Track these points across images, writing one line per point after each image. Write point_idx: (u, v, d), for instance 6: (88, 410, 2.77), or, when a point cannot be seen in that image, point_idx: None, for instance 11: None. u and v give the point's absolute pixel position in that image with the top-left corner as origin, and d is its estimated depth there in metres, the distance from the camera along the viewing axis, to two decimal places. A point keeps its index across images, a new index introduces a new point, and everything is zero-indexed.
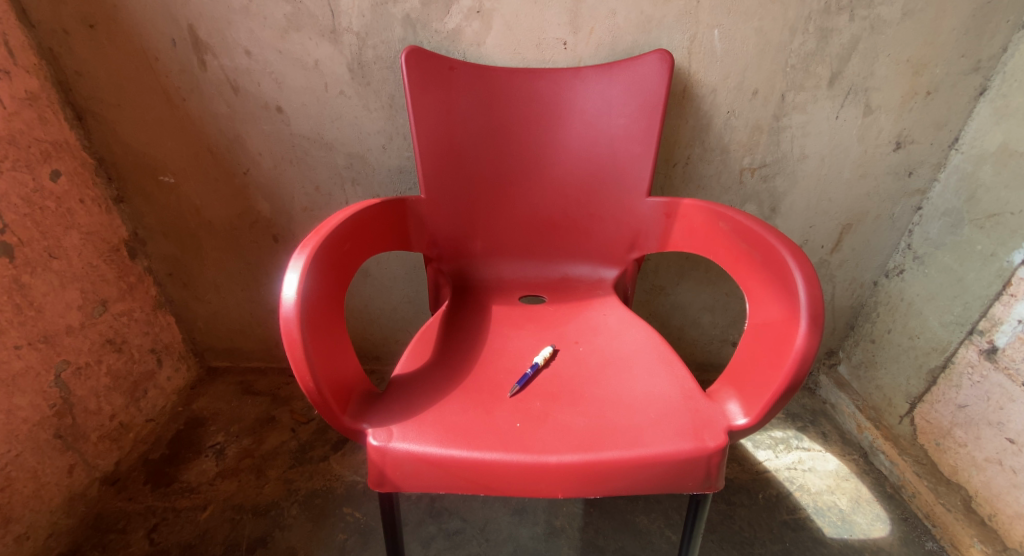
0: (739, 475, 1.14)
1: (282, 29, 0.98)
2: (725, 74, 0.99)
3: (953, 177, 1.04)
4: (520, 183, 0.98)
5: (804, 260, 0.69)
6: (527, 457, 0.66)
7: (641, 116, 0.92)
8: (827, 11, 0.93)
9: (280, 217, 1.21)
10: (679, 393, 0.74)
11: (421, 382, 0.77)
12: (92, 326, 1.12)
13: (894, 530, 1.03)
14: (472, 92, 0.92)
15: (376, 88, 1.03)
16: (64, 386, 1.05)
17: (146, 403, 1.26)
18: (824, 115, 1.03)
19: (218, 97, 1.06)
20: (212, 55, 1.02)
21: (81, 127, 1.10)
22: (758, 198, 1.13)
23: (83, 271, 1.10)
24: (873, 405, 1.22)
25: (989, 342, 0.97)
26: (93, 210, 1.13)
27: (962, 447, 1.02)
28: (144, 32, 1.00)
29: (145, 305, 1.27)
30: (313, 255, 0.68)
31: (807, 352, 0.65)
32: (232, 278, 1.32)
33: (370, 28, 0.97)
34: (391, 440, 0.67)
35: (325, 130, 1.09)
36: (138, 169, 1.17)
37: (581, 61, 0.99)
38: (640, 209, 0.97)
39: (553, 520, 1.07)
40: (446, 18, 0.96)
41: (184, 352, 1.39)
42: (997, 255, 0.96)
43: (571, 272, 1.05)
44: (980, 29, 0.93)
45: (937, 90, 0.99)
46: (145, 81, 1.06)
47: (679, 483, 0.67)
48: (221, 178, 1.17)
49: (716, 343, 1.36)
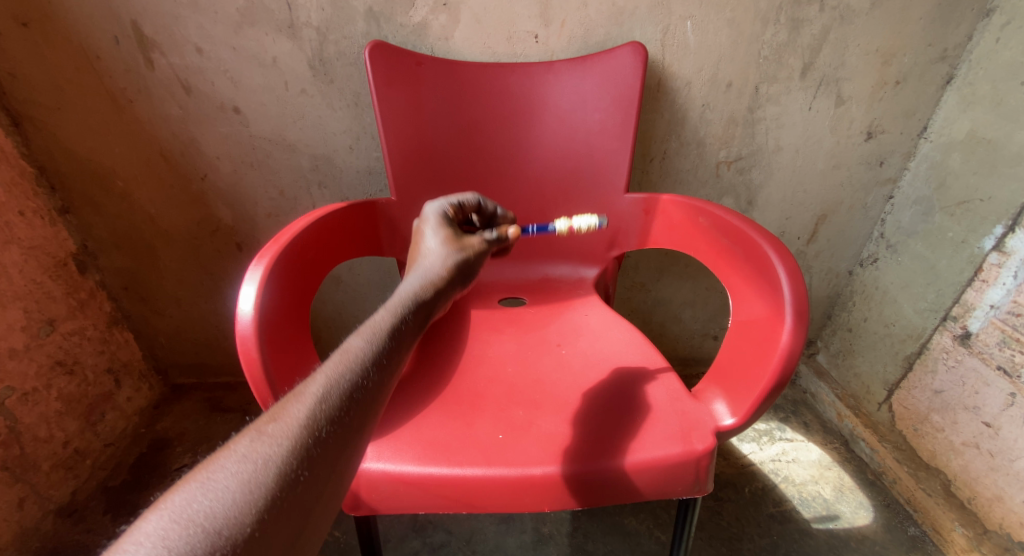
0: (725, 470, 1.13)
1: (235, 25, 0.92)
2: (699, 66, 0.98)
3: (923, 166, 1.05)
4: (494, 183, 0.95)
5: (786, 253, 0.68)
6: (510, 471, 0.63)
7: (616, 111, 0.90)
8: (797, 2, 0.92)
9: (243, 223, 1.15)
10: (668, 396, 0.72)
11: (397, 395, 0.73)
12: (38, 347, 1.04)
13: (877, 518, 1.03)
14: (442, 89, 0.88)
15: (340, 85, 0.98)
16: (9, 414, 0.98)
17: (104, 426, 1.18)
18: (798, 106, 1.02)
19: (169, 98, 0.99)
20: (160, 53, 0.95)
21: (17, 133, 1.02)
22: (735, 192, 1.12)
23: (26, 289, 1.01)
24: (851, 393, 1.23)
25: (962, 328, 0.98)
26: (34, 222, 1.04)
27: (940, 432, 1.03)
28: (83, 29, 0.93)
29: (99, 322, 1.18)
30: (271, 267, 0.63)
31: (794, 348, 0.64)
32: (194, 289, 1.25)
33: (330, 22, 0.92)
34: (365, 461, 0.63)
35: (288, 131, 1.03)
36: (85, 178, 1.09)
37: (554, 55, 0.96)
38: (620, 206, 0.95)
39: (541, 527, 1.04)
40: (411, 11, 0.91)
41: (144, 371, 1.31)
42: (968, 242, 0.97)
43: (550, 273, 1.02)
44: (947, 17, 0.94)
45: (905, 80, 0.99)
46: (87, 82, 0.98)
47: (668, 488, 0.65)
48: (177, 185, 1.10)
49: (697, 337, 1.36)
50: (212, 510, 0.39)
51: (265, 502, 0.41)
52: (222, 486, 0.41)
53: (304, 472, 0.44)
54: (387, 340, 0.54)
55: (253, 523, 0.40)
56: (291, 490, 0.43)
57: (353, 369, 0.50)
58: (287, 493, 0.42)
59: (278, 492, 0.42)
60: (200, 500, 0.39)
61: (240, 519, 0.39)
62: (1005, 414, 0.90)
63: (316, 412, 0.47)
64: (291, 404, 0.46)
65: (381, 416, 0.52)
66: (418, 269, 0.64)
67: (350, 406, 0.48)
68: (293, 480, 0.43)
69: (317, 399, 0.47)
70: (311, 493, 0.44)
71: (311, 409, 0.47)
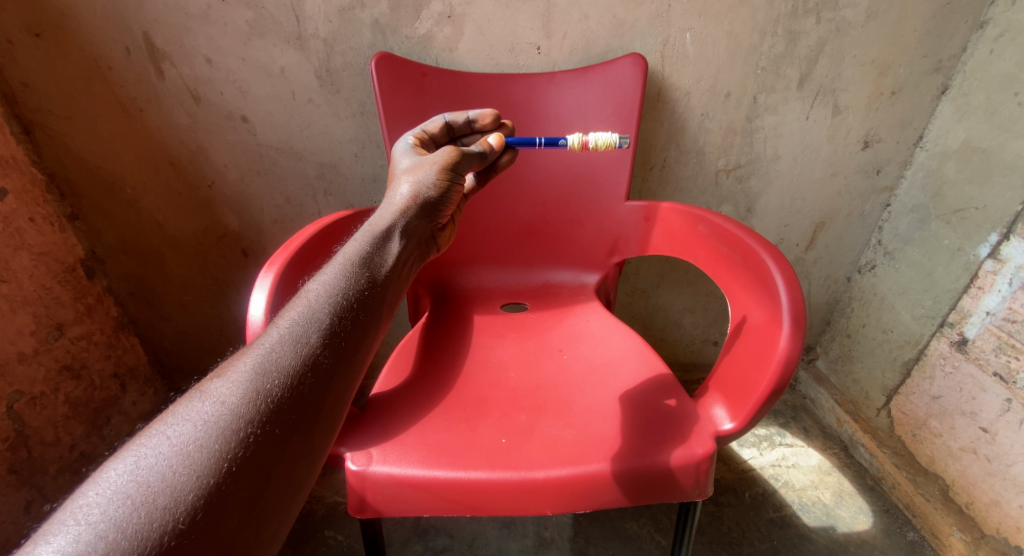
0: (725, 475, 1.14)
1: (244, 36, 0.94)
2: (698, 77, 1.00)
3: (919, 175, 1.07)
4: (497, 190, 0.97)
5: (783, 261, 0.69)
6: (513, 474, 0.64)
7: (617, 120, 0.91)
8: (793, 14, 0.94)
9: (249, 229, 1.17)
10: (672, 401, 0.73)
11: (402, 399, 0.74)
12: (47, 351, 1.05)
13: (876, 523, 1.04)
14: (446, 99, 0.90)
15: (346, 95, 1.00)
16: (17, 418, 0.99)
17: (109, 431, 1.19)
18: (796, 116, 1.04)
19: (178, 107, 1.01)
20: (170, 63, 0.97)
21: (29, 141, 1.03)
22: (734, 199, 1.14)
23: (35, 295, 1.03)
24: (850, 398, 1.24)
25: (959, 334, 0.99)
26: (44, 229, 1.06)
27: (938, 437, 1.04)
28: (95, 40, 0.95)
29: (106, 326, 1.20)
30: (280, 273, 0.65)
31: (792, 354, 0.65)
32: (200, 295, 1.27)
33: (337, 34, 0.94)
34: (371, 464, 0.64)
35: (294, 139, 1.05)
36: (94, 185, 1.10)
37: (556, 66, 0.98)
38: (620, 213, 0.96)
39: (542, 531, 1.05)
40: (416, 24, 0.93)
41: (149, 376, 1.32)
42: (963, 250, 0.98)
43: (552, 278, 1.03)
44: (941, 29, 0.96)
45: (901, 90, 1.01)
46: (98, 91, 1.00)
47: (669, 492, 0.66)
48: (185, 192, 1.12)
49: (697, 343, 1.37)
50: (149, 481, 0.42)
51: (205, 471, 0.43)
52: (158, 458, 0.44)
53: (245, 442, 0.46)
54: (331, 309, 0.56)
55: (191, 492, 0.42)
56: (231, 459, 0.45)
57: (295, 340, 0.53)
58: (228, 462, 0.45)
59: (218, 460, 0.44)
60: (139, 471, 0.43)
61: (175, 488, 0.42)
62: (1002, 420, 0.91)
63: (267, 366, 0.51)
64: (231, 378, 0.49)
65: (343, 370, 0.54)
66: (390, 202, 0.70)
67: (291, 377, 0.50)
68: (234, 450, 0.45)
69: (254, 373, 0.50)
70: (256, 462, 0.46)
71: (248, 381, 0.49)
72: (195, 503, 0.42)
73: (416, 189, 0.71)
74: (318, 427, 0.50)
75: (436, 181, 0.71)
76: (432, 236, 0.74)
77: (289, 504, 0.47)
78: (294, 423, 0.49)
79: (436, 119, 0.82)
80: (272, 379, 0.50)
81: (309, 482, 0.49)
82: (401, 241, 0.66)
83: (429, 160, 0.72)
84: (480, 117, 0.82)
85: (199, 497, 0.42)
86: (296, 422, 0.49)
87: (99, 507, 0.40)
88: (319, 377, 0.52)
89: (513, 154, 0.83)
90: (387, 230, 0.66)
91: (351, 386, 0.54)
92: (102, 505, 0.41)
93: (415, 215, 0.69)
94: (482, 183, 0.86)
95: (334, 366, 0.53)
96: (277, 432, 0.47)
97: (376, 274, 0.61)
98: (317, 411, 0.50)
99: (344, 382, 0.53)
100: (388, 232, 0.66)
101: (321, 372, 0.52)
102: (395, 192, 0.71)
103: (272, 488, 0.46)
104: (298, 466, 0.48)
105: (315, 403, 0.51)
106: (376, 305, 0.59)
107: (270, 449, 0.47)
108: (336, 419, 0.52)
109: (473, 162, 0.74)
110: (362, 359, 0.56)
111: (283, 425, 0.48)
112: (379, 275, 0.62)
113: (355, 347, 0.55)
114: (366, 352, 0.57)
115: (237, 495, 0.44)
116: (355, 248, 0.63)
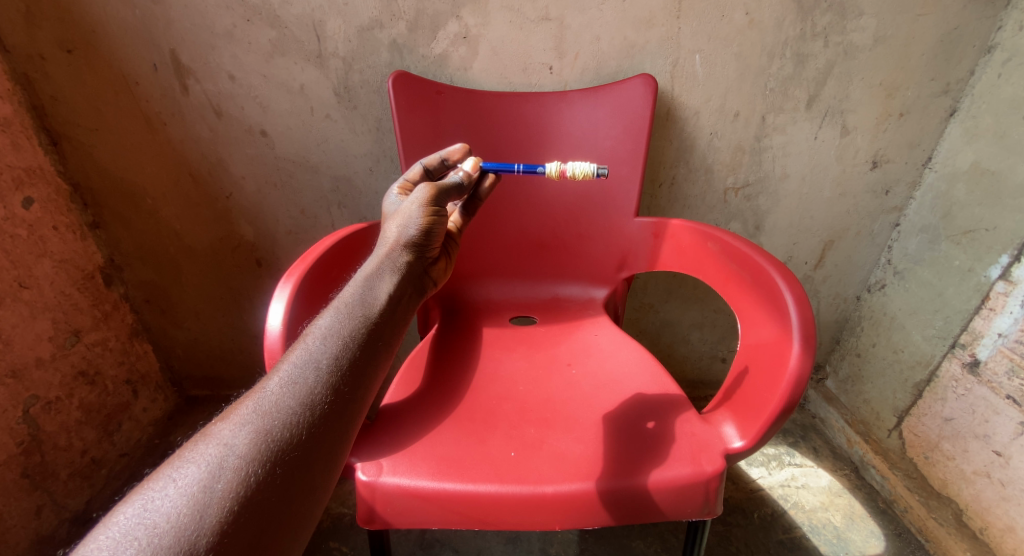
0: (734, 494, 1.13)
1: (267, 54, 0.97)
2: (707, 97, 1.01)
3: (928, 195, 1.07)
4: (507, 205, 0.99)
5: (793, 279, 0.70)
6: (522, 488, 0.64)
7: (627, 138, 0.93)
8: (802, 38, 0.96)
9: (264, 240, 1.19)
10: (658, 422, 0.72)
11: (411, 409, 0.75)
12: (63, 357, 1.07)
13: (888, 546, 1.03)
14: (460, 116, 0.93)
15: (363, 111, 1.03)
16: (32, 423, 1.01)
17: (120, 436, 1.20)
18: (803, 136, 1.05)
19: (200, 121, 1.05)
20: (195, 79, 1.00)
21: (56, 152, 1.07)
22: (742, 216, 1.15)
23: (55, 301, 1.05)
24: (861, 419, 1.23)
25: (971, 355, 0.99)
26: (66, 236, 1.09)
27: (951, 460, 1.02)
28: (124, 57, 0.98)
29: (121, 332, 1.22)
30: (298, 285, 0.67)
31: (802, 372, 0.65)
32: (213, 303, 1.29)
33: (356, 53, 0.97)
34: (381, 475, 0.65)
35: (312, 154, 1.08)
36: (116, 195, 1.13)
37: (567, 85, 1.00)
38: (628, 229, 0.98)
39: (548, 547, 1.05)
40: (433, 43, 0.96)
41: (161, 382, 1.34)
42: (974, 271, 0.98)
43: (560, 293, 1.04)
44: (948, 53, 0.97)
45: (909, 111, 1.02)
46: (125, 105, 1.04)
47: (680, 510, 0.66)
48: (203, 203, 1.15)
49: (705, 359, 1.36)
50: (155, 523, 0.43)
51: (209, 513, 0.45)
52: (164, 500, 0.45)
53: (248, 483, 0.47)
54: (331, 350, 0.56)
55: (195, 534, 0.43)
56: (235, 501, 0.46)
57: (296, 381, 0.53)
58: (231, 503, 0.46)
59: (221, 502, 0.45)
60: (146, 514, 0.44)
61: (180, 530, 0.43)
62: (1016, 443, 0.90)
63: (270, 407, 0.51)
64: (235, 420, 0.50)
65: (347, 411, 0.54)
66: (382, 243, 0.70)
67: (293, 418, 0.51)
68: (237, 491, 0.46)
69: (256, 415, 0.51)
70: (257, 502, 0.47)
71: (250, 422, 0.50)
72: (200, 543, 0.43)
73: (404, 230, 0.70)
74: (319, 465, 0.51)
75: (419, 220, 0.70)
76: (427, 272, 0.74)
77: (291, 541, 0.47)
78: (296, 462, 0.50)
79: (413, 168, 0.81)
80: (273, 419, 0.51)
81: (311, 519, 0.50)
82: (394, 280, 0.66)
83: (410, 201, 0.72)
84: (450, 155, 0.82)
85: (202, 538, 0.43)
86: (298, 462, 0.50)
87: (108, 550, 0.41)
88: (319, 418, 0.52)
89: (494, 177, 0.83)
90: (377, 272, 0.66)
91: (353, 425, 0.55)
92: (111, 547, 0.41)
93: (406, 259, 0.69)
94: (471, 215, 0.86)
95: (334, 405, 0.54)
96: (279, 472, 0.48)
97: (372, 312, 0.61)
98: (318, 450, 0.51)
99: (345, 420, 0.54)
100: (379, 274, 0.66)
101: (322, 412, 0.53)
102: (383, 236, 0.71)
103: (274, 527, 0.47)
104: (300, 504, 0.49)
105: (316, 443, 0.51)
106: (376, 341, 0.60)
107: (272, 489, 0.48)
108: (339, 457, 0.53)
109: (451, 196, 0.75)
110: (363, 394, 0.56)
111: (284, 465, 0.49)
112: (378, 314, 0.62)
113: (355, 384, 0.56)
114: (367, 388, 0.57)
115: (239, 535, 0.45)
116: (349, 291, 0.63)
